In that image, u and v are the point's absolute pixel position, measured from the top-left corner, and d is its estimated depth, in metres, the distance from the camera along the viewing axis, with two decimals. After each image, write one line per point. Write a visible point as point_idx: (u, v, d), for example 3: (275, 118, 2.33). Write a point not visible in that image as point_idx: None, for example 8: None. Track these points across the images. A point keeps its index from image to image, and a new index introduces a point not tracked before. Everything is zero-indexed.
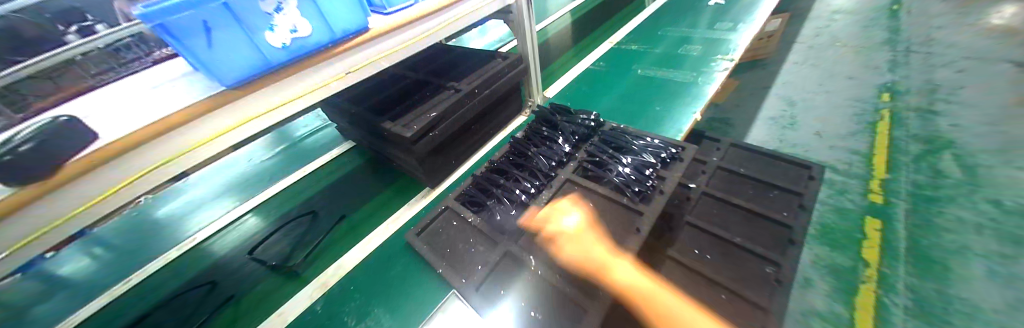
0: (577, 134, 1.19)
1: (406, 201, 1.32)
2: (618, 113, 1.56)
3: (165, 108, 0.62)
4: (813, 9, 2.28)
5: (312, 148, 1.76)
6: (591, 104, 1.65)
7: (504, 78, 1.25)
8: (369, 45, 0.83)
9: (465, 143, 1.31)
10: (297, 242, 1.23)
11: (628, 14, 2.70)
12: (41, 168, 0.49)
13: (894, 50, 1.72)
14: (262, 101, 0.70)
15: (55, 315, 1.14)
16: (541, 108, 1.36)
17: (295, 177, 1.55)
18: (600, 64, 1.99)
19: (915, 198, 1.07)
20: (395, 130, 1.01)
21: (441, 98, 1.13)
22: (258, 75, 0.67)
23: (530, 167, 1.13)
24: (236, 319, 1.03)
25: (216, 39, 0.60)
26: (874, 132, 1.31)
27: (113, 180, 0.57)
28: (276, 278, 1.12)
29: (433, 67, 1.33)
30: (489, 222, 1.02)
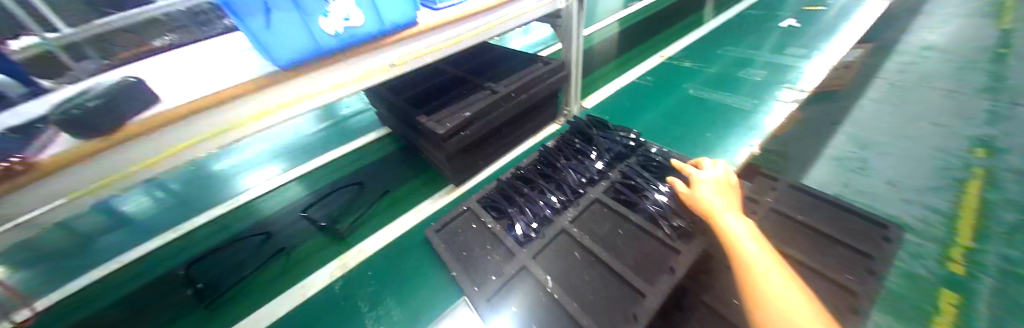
0: (613, 151, 1.12)
1: (431, 194, 1.30)
2: (662, 134, 1.46)
3: (218, 82, 0.62)
4: (898, 42, 2.02)
5: (351, 129, 1.81)
6: (633, 120, 1.56)
7: (544, 84, 1.19)
8: (415, 40, 0.81)
9: (494, 146, 1.27)
10: (340, 211, 1.27)
11: (682, 28, 2.55)
12: (106, 125, 0.50)
13: (997, 99, 1.47)
14: (310, 84, 0.70)
15: (111, 248, 1.24)
16: (576, 119, 1.29)
17: (340, 153, 1.61)
18: (648, 79, 1.89)
19: (1007, 277, 0.89)
20: (428, 125, 0.99)
21: (477, 97, 1.09)
22: (310, 59, 0.67)
23: (558, 180, 1.07)
24: (286, 269, 1.09)
25: (274, 20, 0.59)
26: (962, 190, 1.11)
27: (158, 148, 0.56)
28: (325, 238, 1.18)
29: (472, 66, 1.31)
30: (509, 231, 0.97)
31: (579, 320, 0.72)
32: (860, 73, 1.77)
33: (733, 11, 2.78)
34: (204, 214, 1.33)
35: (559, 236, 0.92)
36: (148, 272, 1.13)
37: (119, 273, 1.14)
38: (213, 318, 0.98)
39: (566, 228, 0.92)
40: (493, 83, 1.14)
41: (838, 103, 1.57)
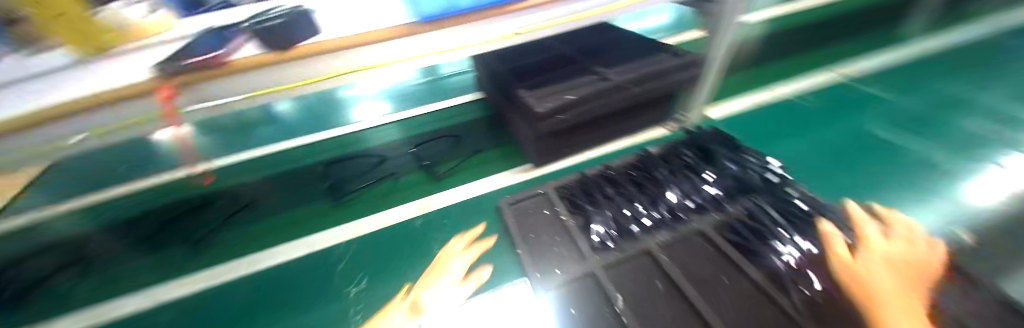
0: (734, 180, 0.92)
1: (508, 167, 1.26)
2: (819, 175, 1.05)
3: (355, 24, 0.66)
4: None
5: (450, 89, 1.89)
6: (778, 148, 1.16)
7: (665, 80, 0.98)
8: (540, 9, 0.74)
9: (589, 137, 1.14)
10: (433, 158, 1.38)
11: (890, 34, 1.84)
12: (283, 43, 0.59)
13: None
14: (440, 40, 0.69)
15: (266, 145, 1.65)
16: (699, 130, 1.09)
17: (441, 106, 1.73)
18: (809, 99, 1.37)
19: None
20: (527, 101, 0.94)
21: (582, 81, 0.97)
22: (446, 17, 0.68)
23: (654, 193, 0.92)
24: (386, 193, 1.25)
25: None
26: None
27: (301, 76, 0.61)
28: (423, 175, 1.31)
29: (583, 44, 1.18)
30: (584, 231, 0.88)
31: None
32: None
33: (996, 21, 1.86)
34: (335, 138, 1.63)
35: (640, 256, 0.80)
36: (285, 169, 1.47)
37: (269, 164, 1.51)
38: (314, 221, 1.18)
39: (652, 250, 0.80)
40: (605, 68, 1.00)
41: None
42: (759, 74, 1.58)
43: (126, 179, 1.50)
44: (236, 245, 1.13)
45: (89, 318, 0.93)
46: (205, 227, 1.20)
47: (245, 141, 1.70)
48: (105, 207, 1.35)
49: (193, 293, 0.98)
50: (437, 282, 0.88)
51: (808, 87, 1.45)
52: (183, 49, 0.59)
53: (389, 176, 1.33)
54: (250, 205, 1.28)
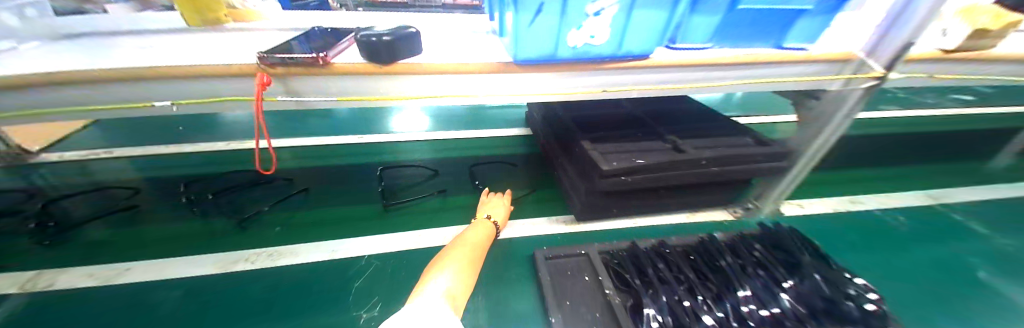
0: (824, 300, 0.79)
1: (544, 214, 1.20)
2: (918, 308, 0.89)
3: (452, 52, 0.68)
4: None
5: (499, 119, 1.91)
6: (864, 266, 1.01)
7: (750, 166, 0.91)
8: (637, 72, 0.70)
9: (644, 204, 1.08)
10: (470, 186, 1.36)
11: (981, 161, 1.68)
12: (387, 58, 0.60)
13: None
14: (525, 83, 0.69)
15: (314, 136, 1.71)
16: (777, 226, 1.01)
17: (487, 134, 1.73)
18: (902, 220, 1.22)
19: None
20: (590, 154, 0.89)
21: (652, 146, 0.94)
22: (541, 64, 0.65)
23: (717, 287, 0.84)
24: (430, 211, 1.25)
25: (538, 21, 0.58)
26: None
27: (375, 91, 0.66)
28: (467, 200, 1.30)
29: (653, 108, 1.16)
30: (634, 317, 0.80)
31: None
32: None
33: None
34: (382, 143, 1.66)
35: None
36: (328, 164, 1.51)
37: (315, 155, 1.56)
38: (347, 224, 1.21)
39: None
40: (678, 138, 0.96)
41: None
42: (830, 176, 1.47)
43: (201, 144, 1.67)
44: (270, 233, 1.16)
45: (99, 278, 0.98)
46: (272, 197, 1.31)
47: (297, 130, 1.78)
48: (176, 166, 1.50)
49: (220, 272, 1.01)
50: (496, 211, 1.06)
51: (889, 203, 1.31)
52: (282, 46, 0.63)
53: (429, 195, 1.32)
54: (304, 190, 1.35)
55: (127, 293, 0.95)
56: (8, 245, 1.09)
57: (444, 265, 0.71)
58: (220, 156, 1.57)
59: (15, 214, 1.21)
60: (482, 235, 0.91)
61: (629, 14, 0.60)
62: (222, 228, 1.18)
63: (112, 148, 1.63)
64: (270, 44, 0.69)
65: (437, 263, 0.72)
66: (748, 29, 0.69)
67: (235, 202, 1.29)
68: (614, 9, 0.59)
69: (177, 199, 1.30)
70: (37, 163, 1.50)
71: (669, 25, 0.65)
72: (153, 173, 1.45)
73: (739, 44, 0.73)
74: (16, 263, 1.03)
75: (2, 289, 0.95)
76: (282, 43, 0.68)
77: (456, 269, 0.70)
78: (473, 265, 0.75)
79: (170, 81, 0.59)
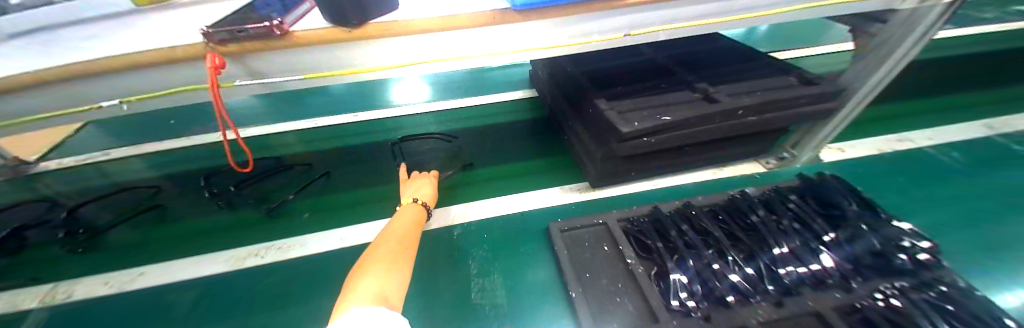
0: (867, 253, 0.74)
1: (561, 182, 1.13)
2: (971, 239, 0.85)
3: (450, 3, 0.55)
4: None
5: (501, 81, 1.77)
6: (905, 200, 0.98)
7: (791, 111, 0.83)
8: (665, 5, 0.57)
9: (665, 163, 0.99)
10: (478, 156, 1.28)
11: None
12: (359, 18, 0.49)
13: None
14: (528, 36, 0.57)
15: (311, 115, 1.64)
16: (821, 180, 0.91)
17: (492, 99, 1.61)
18: (952, 155, 1.13)
19: None
20: (608, 116, 0.78)
21: (679, 99, 0.83)
22: (546, 5, 0.53)
23: (749, 246, 0.77)
24: (453, 186, 1.14)
25: None
26: None
27: (348, 63, 0.55)
28: (481, 173, 1.20)
29: (676, 55, 1.03)
30: (660, 286, 0.74)
31: None
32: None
33: None
34: (383, 120, 1.56)
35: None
36: (328, 146, 1.43)
37: (312, 138, 1.48)
38: (357, 209, 1.15)
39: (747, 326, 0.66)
40: (709, 87, 0.85)
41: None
42: (873, 112, 1.34)
43: (196, 137, 1.59)
44: (296, 220, 1.12)
45: (112, 286, 0.96)
46: (288, 186, 1.24)
47: (292, 110, 1.69)
48: (173, 162, 1.44)
49: (229, 270, 0.98)
50: (420, 193, 0.94)
51: (939, 138, 1.20)
52: (239, 15, 0.52)
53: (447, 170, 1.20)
54: (325, 175, 1.27)
55: (143, 297, 0.93)
56: (30, 256, 1.07)
57: (368, 272, 0.55)
58: (217, 148, 1.50)
59: (40, 224, 1.14)
60: (409, 224, 0.77)
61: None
62: (241, 222, 1.13)
63: (109, 149, 1.56)
64: (220, 17, 0.57)
65: (356, 274, 0.55)
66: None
67: (249, 191, 1.22)
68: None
69: (195, 196, 1.25)
70: (34, 172, 1.45)
71: None
72: (160, 171, 1.38)
73: None
74: (35, 275, 1.01)
75: (22, 304, 0.93)
76: (236, 11, 0.56)
77: (385, 272, 0.55)
78: (403, 260, 0.61)
79: (135, 71, 0.49)
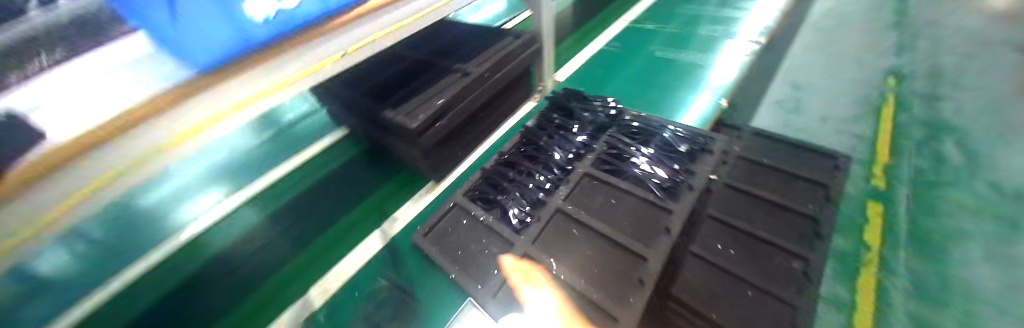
0: (595, 123, 1.08)
1: (410, 195, 1.19)
2: (637, 99, 1.67)
3: (121, 100, 0.54)
4: (801, 31, 2.41)
5: (301, 136, 1.47)
6: (606, 89, 1.77)
7: (516, 60, 1.16)
8: (362, 22, 0.77)
9: (472, 133, 1.18)
10: (313, 227, 1.13)
11: (643, 10, 2.66)
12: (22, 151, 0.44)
13: (886, 89, 1.92)
14: (238, 92, 0.61)
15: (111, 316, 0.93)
16: (554, 94, 1.24)
17: (308, 153, 1.36)
18: (617, 62, 1.98)
19: (922, 270, 1.22)
20: (397, 120, 0.89)
21: (448, 82, 1.01)
22: (237, 56, 0.61)
23: (544, 160, 1.02)
24: (302, 269, 1.02)
25: (182, 14, 0.51)
26: (882, 193, 1.45)
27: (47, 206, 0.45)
28: (324, 241, 1.08)
29: (434, 47, 1.18)
30: (503, 220, 0.91)
31: (592, 297, 0.70)
32: (770, 60, 2.21)
33: None
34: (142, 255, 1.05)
35: (555, 216, 0.89)
36: None
37: None
38: None
39: (560, 207, 0.89)
40: (463, 65, 1.07)
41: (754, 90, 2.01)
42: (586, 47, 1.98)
43: None
44: None
45: None
46: None
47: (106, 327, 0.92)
48: None
49: None
50: None
51: None
52: None
53: (283, 263, 1.04)
54: None
55: None
56: None
57: None
58: None
59: None
60: None
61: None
62: None
63: None
64: None
65: None
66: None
67: None
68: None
69: None
70: None
71: None
72: None
73: None
74: None
75: None
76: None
77: None
78: None
79: None
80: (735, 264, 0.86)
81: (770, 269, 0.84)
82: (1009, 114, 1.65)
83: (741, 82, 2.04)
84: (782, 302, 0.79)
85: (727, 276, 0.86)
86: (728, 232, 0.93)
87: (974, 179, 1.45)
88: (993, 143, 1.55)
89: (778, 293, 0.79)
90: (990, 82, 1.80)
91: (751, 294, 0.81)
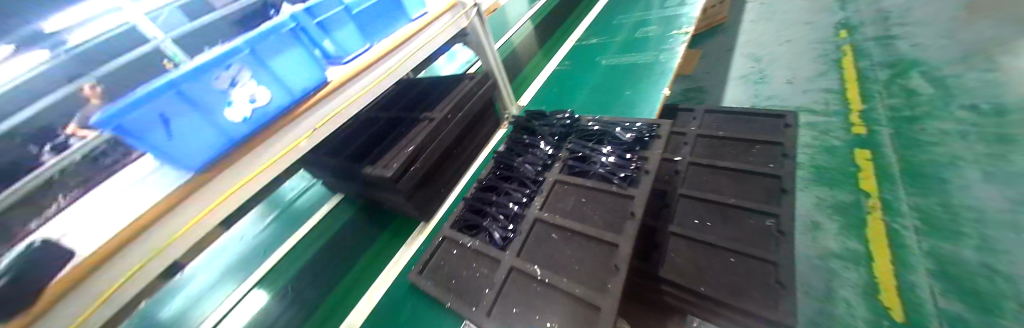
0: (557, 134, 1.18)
1: (403, 241, 1.27)
2: (594, 106, 1.81)
3: (134, 209, 0.66)
4: (747, 11, 2.57)
5: (305, 209, 1.58)
6: (565, 102, 1.93)
7: (475, 98, 1.30)
8: (329, 98, 0.88)
9: (450, 170, 1.28)
10: (320, 292, 1.18)
11: (598, 24, 2.87)
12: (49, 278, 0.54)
13: (841, 42, 1.99)
14: (224, 184, 0.72)
15: None
16: (517, 118, 1.36)
17: (313, 222, 1.48)
18: (575, 76, 2.15)
19: (927, 202, 1.18)
20: (375, 173, 0.99)
21: (417, 130, 1.12)
22: (225, 151, 0.71)
23: (518, 178, 1.10)
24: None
25: (174, 128, 0.63)
26: (861, 137, 1.47)
27: (68, 318, 0.56)
28: (331, 301, 1.14)
29: (403, 104, 1.32)
30: (488, 241, 0.97)
31: (576, 293, 0.75)
32: (725, 42, 2.33)
33: None
34: None
35: (534, 226, 0.95)
36: None
37: None
38: None
39: (538, 216, 0.95)
40: (428, 112, 1.19)
41: (717, 71, 2.11)
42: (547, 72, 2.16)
43: None
44: None
45: None
46: None
47: None
48: None
49: None
50: None
51: None
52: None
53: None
54: None
55: None
56: None
57: None
58: None
59: None
60: None
61: (266, 66, 0.74)
62: None
63: None
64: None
65: None
66: (370, 28, 0.97)
67: None
68: (252, 80, 0.72)
69: None
70: None
71: (315, 55, 0.83)
72: None
73: (380, 20, 1.00)
74: None
75: None
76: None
77: None
78: None
79: None
80: (712, 235, 0.89)
81: (745, 233, 0.86)
82: (963, 38, 1.69)
83: (700, 70, 2.16)
84: (762, 261, 0.80)
85: (708, 247, 0.87)
86: (701, 206, 0.96)
87: (950, 104, 1.45)
88: (958, 67, 1.57)
89: (756, 253, 0.81)
90: (937, 15, 1.87)
91: (734, 260, 0.83)
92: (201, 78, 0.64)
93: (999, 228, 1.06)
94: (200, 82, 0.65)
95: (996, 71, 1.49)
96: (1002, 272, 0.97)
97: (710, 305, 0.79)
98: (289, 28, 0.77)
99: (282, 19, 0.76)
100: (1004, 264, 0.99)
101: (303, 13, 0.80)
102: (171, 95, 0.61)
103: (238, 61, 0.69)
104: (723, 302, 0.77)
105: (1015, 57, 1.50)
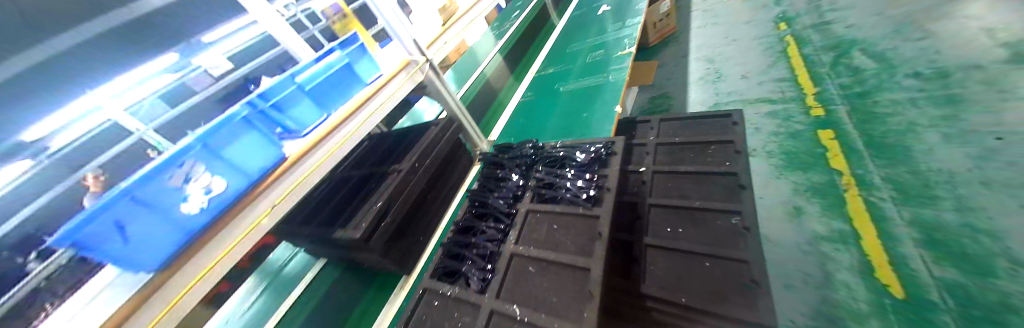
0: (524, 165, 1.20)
1: (388, 298, 1.24)
2: (557, 132, 1.87)
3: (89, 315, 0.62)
4: (694, 18, 2.75)
5: (292, 278, 1.53)
6: (529, 132, 1.99)
7: (442, 143, 1.33)
8: (288, 173, 0.91)
9: (426, 217, 1.28)
10: None
11: (558, 52, 3.02)
12: None
13: (784, 33, 2.12)
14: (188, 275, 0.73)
15: None
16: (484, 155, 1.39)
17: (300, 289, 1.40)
18: (538, 106, 2.24)
19: (896, 172, 1.21)
20: (345, 235, 0.99)
21: (386, 184, 1.13)
22: (184, 244, 0.72)
23: (492, 214, 1.11)
24: None
25: (130, 233, 0.63)
26: (821, 118, 1.52)
27: None
28: None
29: (374, 160, 1.34)
30: (468, 286, 0.94)
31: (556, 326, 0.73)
32: (679, 50, 2.46)
33: (587, 21, 3.36)
34: None
35: (511, 261, 0.94)
36: None
37: None
38: None
39: (514, 251, 0.95)
40: (397, 165, 1.21)
41: (676, 77, 2.21)
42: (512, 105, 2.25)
43: None
44: None
45: None
46: None
47: None
48: None
49: None
50: None
51: None
52: None
53: None
54: None
55: None
56: None
57: None
58: None
59: None
60: None
61: (220, 157, 0.76)
62: None
63: None
64: None
65: None
66: (326, 98, 1.01)
67: None
68: (208, 172, 0.74)
69: None
70: None
71: (270, 135, 0.86)
72: None
73: (337, 88, 1.04)
74: None
75: None
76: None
77: None
78: None
79: None
80: (685, 241, 0.89)
81: (715, 234, 0.87)
82: (891, 14, 1.82)
83: (661, 80, 2.26)
84: (735, 261, 0.80)
85: (683, 255, 0.87)
86: (671, 214, 0.97)
87: (895, 75, 1.53)
88: (894, 40, 1.68)
89: (727, 253, 0.81)
90: None
91: (709, 263, 0.83)
92: (155, 180, 0.65)
93: (968, 186, 1.08)
94: (154, 185, 0.65)
95: (928, 39, 1.60)
96: (985, 230, 0.98)
97: (694, 315, 0.78)
98: (242, 116, 0.79)
99: (236, 108, 0.79)
100: (983, 221, 1.00)
101: (256, 99, 0.83)
102: (126, 202, 0.62)
103: (193, 157, 0.70)
104: (705, 310, 0.76)
105: (940, 25, 1.62)
